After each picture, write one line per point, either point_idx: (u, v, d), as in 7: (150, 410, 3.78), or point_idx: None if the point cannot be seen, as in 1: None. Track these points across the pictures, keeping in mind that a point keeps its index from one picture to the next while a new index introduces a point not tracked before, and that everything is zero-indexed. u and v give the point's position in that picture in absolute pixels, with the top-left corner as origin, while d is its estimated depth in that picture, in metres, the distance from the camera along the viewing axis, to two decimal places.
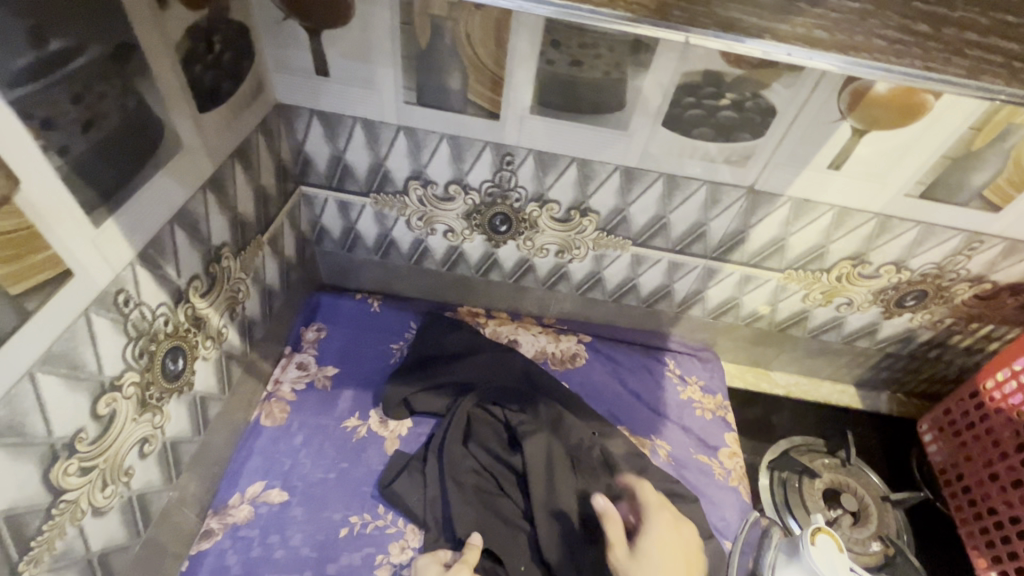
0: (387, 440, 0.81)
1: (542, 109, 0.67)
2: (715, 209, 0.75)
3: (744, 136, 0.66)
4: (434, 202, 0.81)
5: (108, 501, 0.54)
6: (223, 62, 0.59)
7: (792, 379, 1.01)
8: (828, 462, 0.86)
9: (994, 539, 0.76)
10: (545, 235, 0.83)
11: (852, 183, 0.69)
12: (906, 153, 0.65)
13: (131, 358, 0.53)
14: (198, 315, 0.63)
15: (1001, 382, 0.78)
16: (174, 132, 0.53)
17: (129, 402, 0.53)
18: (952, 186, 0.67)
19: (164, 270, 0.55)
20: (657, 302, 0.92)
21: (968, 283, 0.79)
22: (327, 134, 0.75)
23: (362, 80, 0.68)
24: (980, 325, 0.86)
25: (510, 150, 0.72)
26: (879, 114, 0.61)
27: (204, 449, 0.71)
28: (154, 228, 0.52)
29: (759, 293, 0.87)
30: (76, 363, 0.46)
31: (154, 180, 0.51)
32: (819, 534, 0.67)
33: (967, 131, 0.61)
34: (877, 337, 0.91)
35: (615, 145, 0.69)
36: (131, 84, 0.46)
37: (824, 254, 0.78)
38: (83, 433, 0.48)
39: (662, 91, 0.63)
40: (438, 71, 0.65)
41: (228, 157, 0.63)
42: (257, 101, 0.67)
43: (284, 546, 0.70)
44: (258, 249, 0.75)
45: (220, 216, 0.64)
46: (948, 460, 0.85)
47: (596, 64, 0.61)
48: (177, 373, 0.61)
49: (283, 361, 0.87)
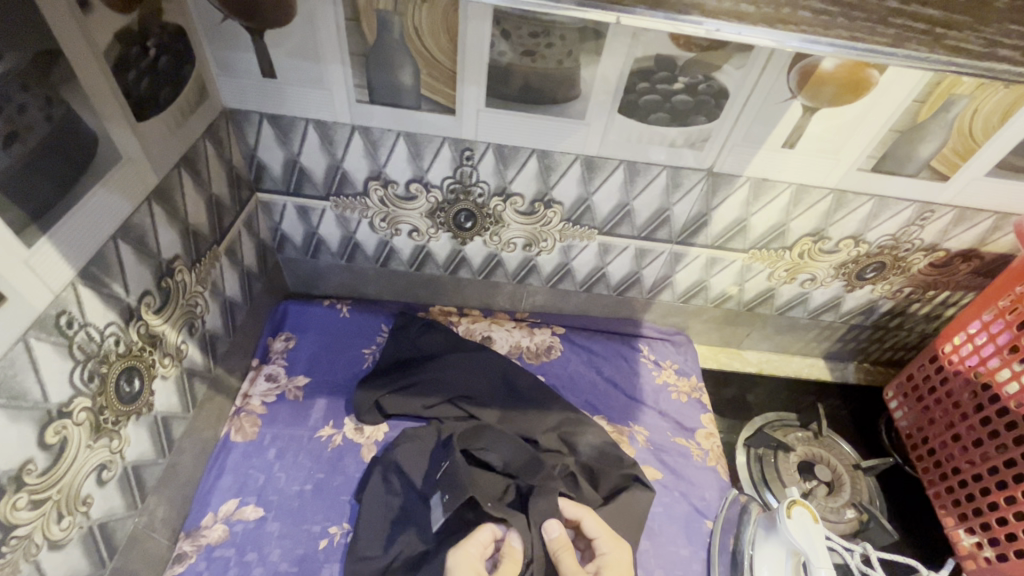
0: (364, 447, 0.79)
1: (497, 102, 0.66)
2: (677, 193, 0.75)
3: (699, 119, 0.66)
4: (396, 201, 0.79)
5: (66, 533, 0.51)
6: (159, 68, 0.56)
7: (763, 356, 1.03)
8: (801, 436, 0.88)
9: (960, 497, 0.78)
10: (511, 230, 0.82)
11: (807, 160, 0.70)
12: (855, 128, 0.66)
13: (80, 383, 0.50)
14: (153, 333, 0.60)
15: (958, 345, 0.80)
16: (110, 143, 0.50)
17: (81, 429, 0.51)
18: (901, 158, 0.69)
19: (111, 288, 0.53)
20: (627, 289, 0.92)
21: (922, 253, 0.82)
22: (280, 138, 0.73)
23: (310, 81, 0.66)
24: (936, 292, 0.89)
25: (469, 145, 0.71)
26: (827, 91, 0.62)
27: (172, 470, 0.68)
28: (96, 243, 0.50)
29: (725, 274, 0.88)
30: (17, 392, 0.44)
31: (92, 195, 0.49)
32: (794, 505, 0.71)
33: (912, 104, 0.63)
34: (841, 310, 0.93)
35: (574, 135, 0.69)
36: (57, 95, 0.44)
37: (785, 232, 0.80)
38: (32, 465, 0.46)
39: (615, 78, 0.62)
40: (388, 67, 0.64)
41: (174, 166, 0.60)
42: (202, 107, 0.65)
43: (262, 563, 0.68)
44: (215, 261, 0.72)
45: (170, 228, 0.61)
46: (915, 424, 0.87)
47: (548, 53, 0.61)
48: (134, 395, 0.58)
49: (251, 373, 0.85)
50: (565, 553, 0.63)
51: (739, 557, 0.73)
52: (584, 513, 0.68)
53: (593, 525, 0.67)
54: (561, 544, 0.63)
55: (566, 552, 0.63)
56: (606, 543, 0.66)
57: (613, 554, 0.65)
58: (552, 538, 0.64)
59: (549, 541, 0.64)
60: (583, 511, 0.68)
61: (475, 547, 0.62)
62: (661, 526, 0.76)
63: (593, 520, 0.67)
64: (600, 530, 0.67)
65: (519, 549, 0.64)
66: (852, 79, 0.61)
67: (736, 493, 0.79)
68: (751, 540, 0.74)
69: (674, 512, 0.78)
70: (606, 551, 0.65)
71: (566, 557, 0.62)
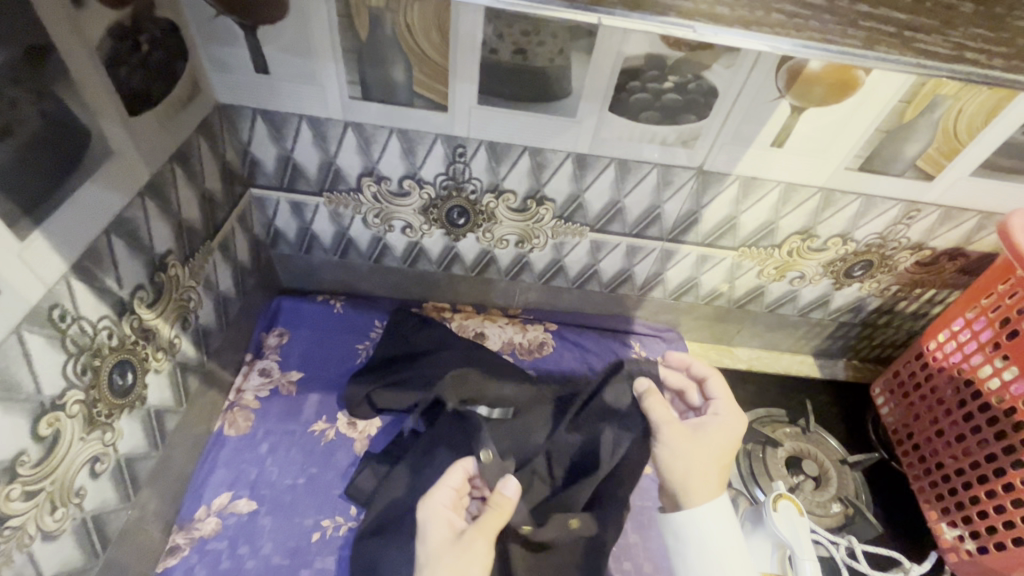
0: (356, 442, 0.80)
1: (489, 99, 0.66)
2: (667, 191, 0.76)
3: (689, 118, 0.67)
4: (389, 198, 0.80)
5: (59, 524, 0.52)
6: (152, 62, 0.57)
7: (754, 353, 1.05)
8: (789, 432, 0.89)
9: (943, 491, 0.80)
10: (503, 227, 0.83)
11: (795, 159, 0.71)
12: (842, 128, 0.67)
13: (73, 375, 0.51)
14: (146, 326, 0.61)
15: (942, 342, 0.81)
16: (102, 137, 0.50)
17: (75, 421, 0.51)
18: (886, 157, 0.70)
19: (104, 282, 0.53)
20: (619, 287, 0.93)
21: (909, 251, 0.83)
22: (273, 133, 0.73)
23: (305, 77, 0.66)
24: (923, 290, 0.91)
25: (462, 141, 0.72)
26: (814, 92, 0.63)
27: (164, 463, 0.69)
28: (89, 238, 0.50)
29: (716, 272, 0.89)
30: (11, 384, 0.44)
31: (84, 189, 0.49)
32: (781, 498, 0.72)
33: (897, 104, 0.64)
34: (830, 307, 0.95)
35: (565, 133, 0.69)
36: (49, 89, 0.44)
37: (773, 230, 0.81)
38: (25, 456, 0.46)
39: (606, 76, 0.63)
40: (381, 64, 0.64)
41: (167, 160, 0.61)
42: (195, 102, 0.65)
43: (255, 556, 0.69)
44: (208, 256, 0.73)
45: (164, 223, 0.62)
46: (900, 420, 0.89)
47: (540, 51, 0.61)
48: (126, 388, 0.59)
49: (245, 368, 0.85)
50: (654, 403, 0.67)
51: None
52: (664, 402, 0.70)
53: (716, 386, 0.71)
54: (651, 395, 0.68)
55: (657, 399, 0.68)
56: (723, 405, 0.69)
57: (726, 415, 0.68)
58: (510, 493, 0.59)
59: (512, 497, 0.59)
60: (708, 372, 0.72)
61: (445, 495, 0.59)
62: None
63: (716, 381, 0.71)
64: (721, 393, 0.70)
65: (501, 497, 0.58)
66: (839, 79, 0.62)
67: (724, 487, 0.81)
68: None
69: None
70: (720, 413, 0.68)
71: (657, 403, 0.67)
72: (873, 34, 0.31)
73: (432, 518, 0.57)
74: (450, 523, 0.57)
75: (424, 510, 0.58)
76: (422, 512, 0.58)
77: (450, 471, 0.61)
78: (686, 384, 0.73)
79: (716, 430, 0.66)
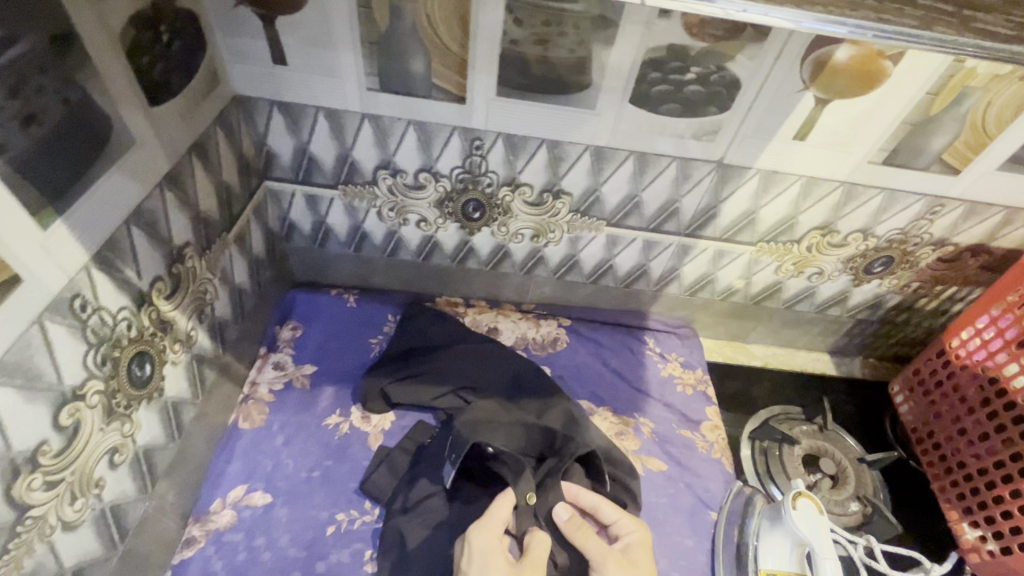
0: (371, 435, 0.80)
1: (508, 91, 0.66)
2: (686, 185, 0.75)
3: (711, 110, 0.66)
4: (405, 191, 0.79)
5: (79, 515, 0.52)
6: (172, 53, 0.56)
7: (769, 350, 1.04)
8: (806, 429, 0.88)
9: (965, 491, 0.79)
10: (519, 220, 0.83)
11: (819, 153, 0.70)
12: (867, 120, 0.66)
13: (93, 366, 0.51)
14: (164, 318, 0.61)
15: (965, 340, 0.80)
16: (123, 127, 0.50)
17: (95, 412, 0.51)
18: (912, 150, 0.68)
19: (123, 272, 0.53)
20: (634, 282, 0.93)
21: (931, 247, 0.82)
22: (290, 126, 0.73)
23: (323, 68, 0.66)
24: (944, 287, 0.89)
25: (479, 134, 0.71)
26: (840, 83, 0.62)
27: (181, 455, 0.69)
28: (109, 228, 0.50)
29: (733, 267, 0.88)
30: (33, 373, 0.44)
31: (107, 179, 0.49)
32: (800, 497, 0.71)
33: (926, 96, 0.62)
34: (848, 304, 0.93)
35: (584, 125, 0.69)
36: (73, 78, 0.44)
37: (793, 225, 0.80)
38: (47, 446, 0.46)
39: (627, 67, 0.62)
40: (400, 55, 0.64)
41: (185, 151, 0.60)
42: (213, 93, 0.65)
43: (271, 548, 0.69)
44: (224, 248, 0.73)
45: (182, 215, 0.61)
46: (920, 419, 0.88)
47: (561, 42, 0.60)
48: (145, 380, 0.59)
49: (259, 361, 0.85)
50: (582, 532, 0.65)
51: (743, 548, 0.74)
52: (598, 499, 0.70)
53: (612, 510, 0.68)
54: (575, 524, 0.66)
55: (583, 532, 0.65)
56: (628, 522, 0.67)
57: (636, 533, 0.66)
58: (563, 520, 0.66)
59: (563, 525, 0.66)
60: (598, 499, 0.70)
61: (496, 525, 0.63)
62: (665, 516, 0.77)
63: (610, 505, 0.69)
64: (620, 513, 0.68)
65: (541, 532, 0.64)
66: (866, 70, 0.60)
67: (741, 484, 0.80)
68: (755, 531, 0.75)
69: (678, 503, 0.78)
70: (632, 530, 0.67)
71: (589, 537, 0.65)
72: (931, 13, 0.31)
73: (483, 547, 0.60)
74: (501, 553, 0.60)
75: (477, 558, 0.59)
76: (475, 537, 0.61)
77: (499, 504, 0.65)
78: (592, 506, 0.70)
79: (637, 551, 0.64)
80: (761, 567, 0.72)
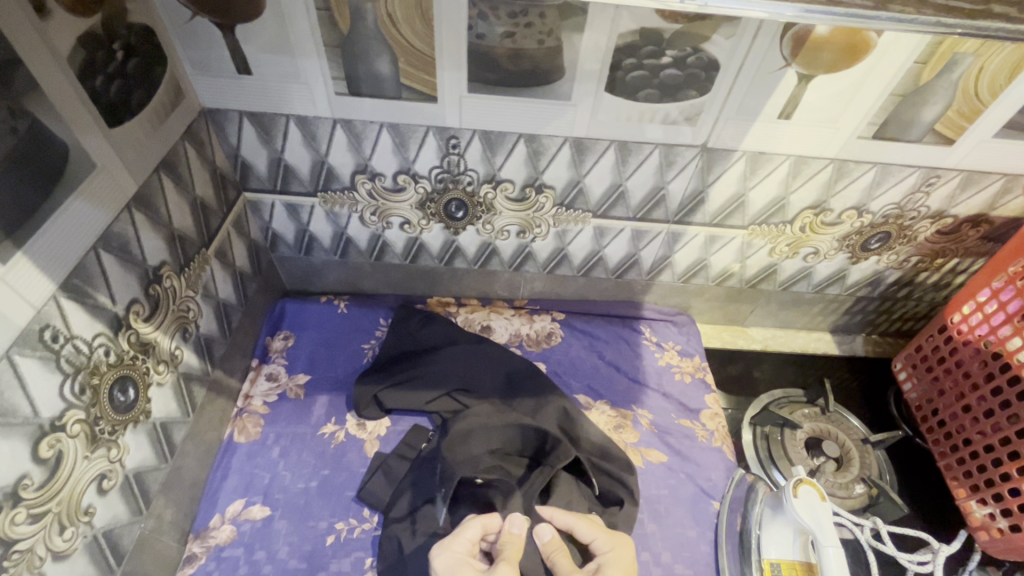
0: (367, 442, 0.79)
1: (480, 87, 0.64)
2: (671, 171, 0.73)
3: (690, 93, 0.64)
4: (385, 194, 0.78)
5: (70, 543, 0.52)
6: (128, 70, 0.55)
7: (768, 332, 1.03)
8: (808, 412, 0.87)
9: (970, 468, 0.77)
10: (503, 217, 0.81)
11: (805, 131, 0.67)
12: (854, 94, 0.63)
13: (72, 395, 0.50)
14: (144, 341, 0.60)
15: (967, 314, 0.78)
16: (82, 152, 0.49)
17: (77, 440, 0.51)
18: (903, 122, 0.66)
19: (96, 299, 0.52)
20: (626, 272, 0.91)
21: (929, 220, 0.79)
22: (262, 136, 0.71)
23: (288, 75, 0.64)
24: (944, 260, 0.87)
25: (454, 132, 0.69)
26: (823, 56, 0.59)
27: (175, 474, 0.69)
28: (74, 256, 0.49)
29: (725, 252, 0.86)
30: (7, 409, 0.44)
31: (67, 206, 0.48)
32: (801, 484, 0.70)
33: (913, 66, 0.60)
34: (846, 283, 0.91)
35: (561, 117, 0.67)
36: (20, 106, 0.43)
37: (784, 206, 0.78)
38: (28, 479, 0.46)
39: (600, 55, 0.60)
40: (366, 57, 0.62)
41: (153, 171, 0.59)
42: (179, 107, 0.63)
43: (271, 561, 0.68)
44: (205, 264, 0.72)
45: (155, 235, 0.60)
46: (924, 396, 0.87)
47: (529, 34, 0.58)
48: (129, 404, 0.58)
49: (252, 374, 0.85)
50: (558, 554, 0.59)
51: (746, 537, 0.72)
52: (575, 517, 0.64)
53: (586, 530, 0.63)
54: (555, 546, 0.59)
55: (561, 555, 0.59)
56: (604, 542, 0.62)
57: (614, 552, 0.61)
58: (544, 541, 0.59)
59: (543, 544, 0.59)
60: (575, 518, 0.64)
61: (464, 543, 0.58)
62: (667, 509, 0.75)
63: (586, 523, 0.63)
64: (595, 531, 0.63)
65: (519, 535, 0.59)
66: (850, 43, 0.58)
67: (743, 472, 0.79)
68: (758, 520, 0.73)
69: (679, 494, 0.77)
70: (605, 550, 0.61)
71: (561, 557, 0.58)
72: None
73: (450, 559, 0.56)
74: (470, 563, 0.56)
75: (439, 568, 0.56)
76: (440, 555, 0.57)
77: (472, 522, 0.60)
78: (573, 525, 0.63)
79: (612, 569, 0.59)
80: (765, 557, 0.70)
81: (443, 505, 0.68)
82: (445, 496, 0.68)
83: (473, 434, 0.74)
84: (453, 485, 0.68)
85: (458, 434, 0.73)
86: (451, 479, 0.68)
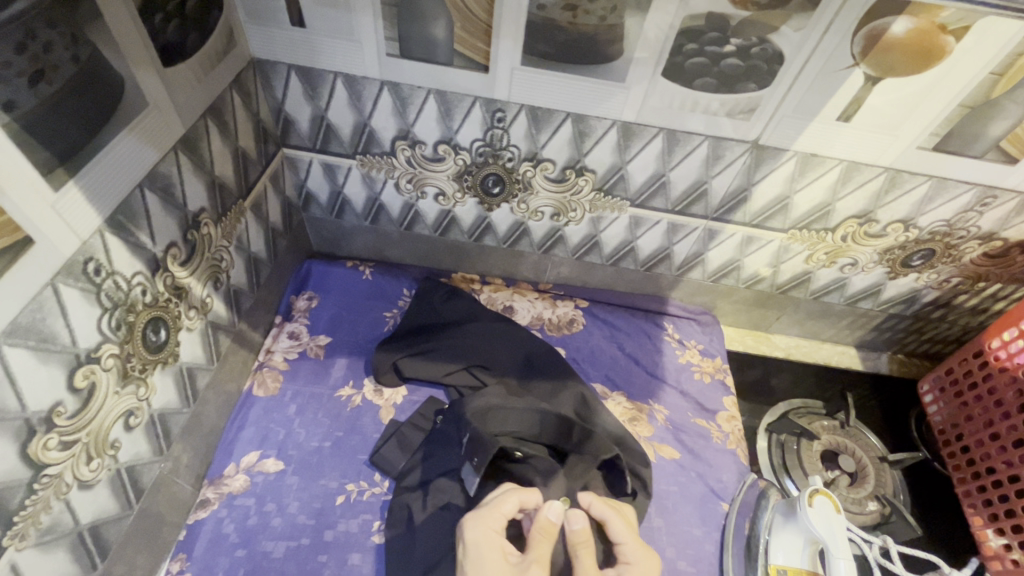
0: (382, 408, 0.80)
1: (534, 60, 0.62)
2: (717, 166, 0.71)
3: (749, 86, 0.62)
4: (424, 163, 0.77)
5: (95, 474, 0.53)
6: (186, 11, 0.54)
7: (792, 341, 1.01)
8: (827, 424, 0.86)
9: (991, 497, 0.76)
10: (539, 198, 0.80)
11: (863, 136, 0.65)
12: (920, 102, 0.61)
13: (108, 329, 0.51)
14: (179, 285, 0.61)
15: (1007, 341, 0.76)
16: (137, 87, 0.49)
17: (109, 374, 0.51)
18: (967, 136, 0.63)
19: (137, 237, 0.52)
20: (656, 266, 0.90)
21: (978, 241, 0.77)
22: (308, 92, 0.71)
23: (341, 32, 0.63)
24: (986, 285, 0.85)
25: (501, 106, 0.68)
26: (894, 59, 0.57)
27: (196, 419, 0.70)
28: (121, 192, 0.49)
29: (760, 255, 0.85)
30: (48, 335, 0.44)
31: (119, 141, 0.48)
32: (817, 494, 0.69)
33: (988, 77, 0.57)
34: (880, 298, 0.89)
35: (612, 99, 0.65)
36: (82, 35, 0.42)
37: (829, 212, 0.75)
38: (62, 407, 0.47)
39: (662, 36, 0.58)
40: (421, 18, 0.61)
41: (200, 116, 0.59)
42: (230, 55, 0.63)
43: (281, 514, 0.69)
44: (240, 216, 0.72)
45: (197, 180, 0.60)
46: (949, 421, 0.85)
47: (592, 9, 0.57)
48: (160, 344, 0.59)
49: (274, 330, 0.86)
50: (584, 551, 0.57)
51: (753, 541, 0.72)
52: (613, 512, 0.63)
53: (620, 530, 0.61)
54: (582, 540, 0.57)
55: (584, 551, 0.57)
56: (632, 552, 0.60)
57: (638, 564, 0.59)
58: (574, 530, 0.57)
59: (571, 532, 0.58)
60: (611, 513, 0.63)
61: (499, 519, 0.58)
62: (674, 505, 0.75)
63: (620, 522, 0.62)
64: (627, 535, 0.61)
65: (554, 522, 0.57)
66: (925, 47, 0.55)
67: (755, 478, 0.78)
68: (768, 525, 0.72)
69: (689, 492, 0.76)
70: (631, 562, 0.59)
71: (584, 554, 0.57)
72: None
73: (485, 534, 0.56)
74: (501, 547, 0.55)
75: (474, 533, 0.56)
76: (472, 526, 0.57)
77: (508, 497, 0.60)
78: (607, 518, 0.62)
79: None
80: (771, 562, 0.69)
81: (475, 476, 0.67)
82: (478, 466, 0.67)
83: (494, 414, 0.73)
84: (488, 457, 0.67)
85: (475, 411, 0.72)
86: (487, 450, 0.68)
